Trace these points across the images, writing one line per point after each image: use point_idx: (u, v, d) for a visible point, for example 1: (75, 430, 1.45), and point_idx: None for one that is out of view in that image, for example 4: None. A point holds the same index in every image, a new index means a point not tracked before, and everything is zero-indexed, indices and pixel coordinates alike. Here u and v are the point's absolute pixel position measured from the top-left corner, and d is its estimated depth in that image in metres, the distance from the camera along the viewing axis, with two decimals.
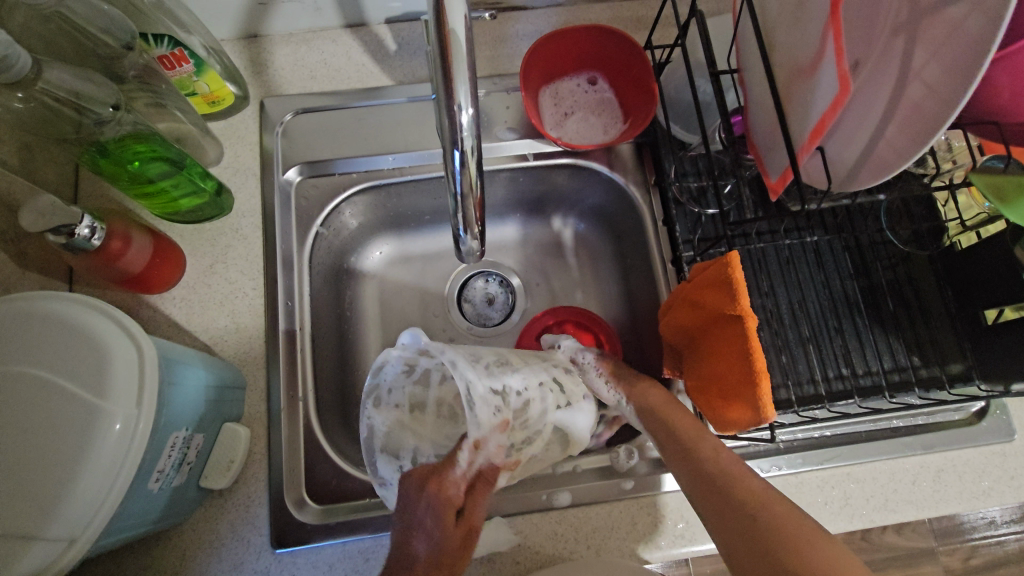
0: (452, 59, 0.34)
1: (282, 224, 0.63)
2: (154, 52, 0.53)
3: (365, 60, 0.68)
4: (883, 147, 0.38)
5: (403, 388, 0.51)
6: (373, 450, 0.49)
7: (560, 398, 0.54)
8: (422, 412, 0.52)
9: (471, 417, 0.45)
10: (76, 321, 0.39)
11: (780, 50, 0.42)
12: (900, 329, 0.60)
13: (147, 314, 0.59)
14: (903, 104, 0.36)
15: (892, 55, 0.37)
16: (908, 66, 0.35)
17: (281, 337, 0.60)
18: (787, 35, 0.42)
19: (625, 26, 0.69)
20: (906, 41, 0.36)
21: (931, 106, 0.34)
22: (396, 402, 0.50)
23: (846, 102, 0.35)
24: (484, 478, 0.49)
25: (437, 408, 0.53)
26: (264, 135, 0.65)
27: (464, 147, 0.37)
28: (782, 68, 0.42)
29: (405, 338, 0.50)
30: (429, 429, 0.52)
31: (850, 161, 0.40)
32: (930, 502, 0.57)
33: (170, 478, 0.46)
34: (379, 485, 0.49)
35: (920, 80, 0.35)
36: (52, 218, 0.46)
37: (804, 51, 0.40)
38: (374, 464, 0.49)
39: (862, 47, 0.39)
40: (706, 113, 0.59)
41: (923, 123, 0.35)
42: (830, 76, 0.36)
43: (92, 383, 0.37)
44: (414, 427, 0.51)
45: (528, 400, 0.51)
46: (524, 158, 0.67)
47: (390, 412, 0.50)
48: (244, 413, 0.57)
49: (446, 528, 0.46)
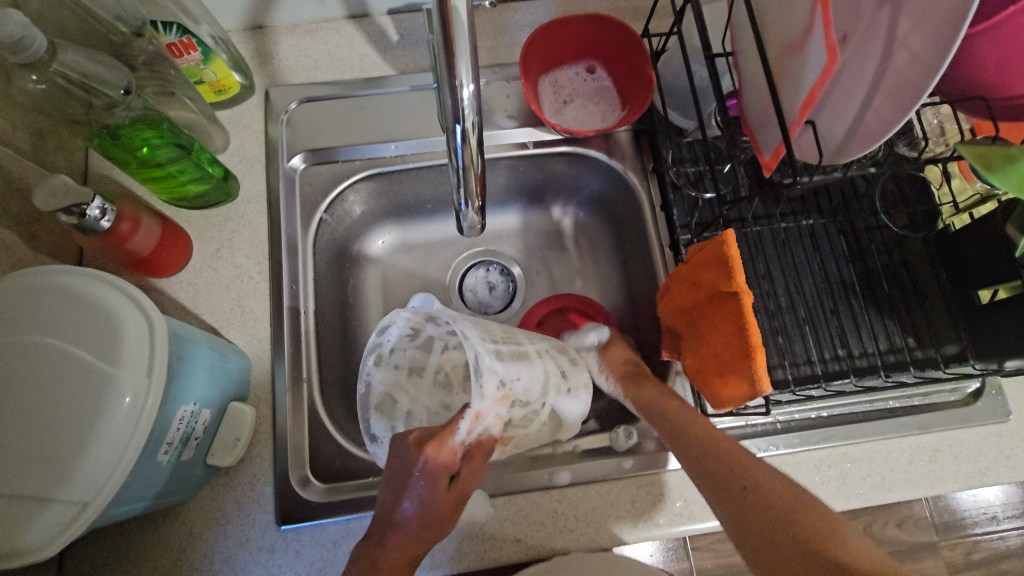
0: (454, 36, 0.35)
1: (288, 211, 0.65)
2: (164, 40, 0.55)
3: (367, 51, 0.69)
4: (871, 118, 0.39)
5: (405, 350, 0.54)
6: (368, 406, 0.51)
7: (562, 384, 0.55)
8: (419, 376, 0.56)
9: (476, 387, 0.45)
10: (89, 294, 0.40)
11: (772, 27, 0.44)
12: (896, 312, 0.61)
13: (154, 296, 0.60)
14: (891, 73, 0.37)
15: (877, 27, 0.38)
16: (894, 36, 0.36)
17: (286, 320, 0.61)
18: (778, 12, 0.43)
19: (623, 16, 0.70)
20: (891, 13, 0.37)
21: (917, 75, 0.35)
22: (396, 363, 0.54)
23: (835, 72, 0.36)
24: (481, 447, 0.49)
25: (433, 375, 0.56)
26: (269, 124, 0.66)
27: (466, 122, 0.38)
28: (775, 45, 0.43)
29: (416, 302, 0.53)
30: (424, 393, 0.56)
31: (840, 135, 0.41)
32: (927, 481, 0.57)
33: (178, 451, 0.47)
34: (369, 443, 0.51)
35: (905, 48, 0.36)
36: (65, 198, 0.47)
37: (795, 27, 0.41)
38: (367, 420, 0.51)
39: (849, 21, 0.40)
40: (702, 98, 0.60)
41: (908, 91, 0.36)
42: (819, 47, 0.37)
43: (105, 353, 0.39)
44: (409, 389, 0.54)
45: (532, 393, 0.51)
46: (524, 145, 0.68)
47: (389, 370, 0.53)
48: (250, 394, 0.59)
49: (437, 493, 0.47)
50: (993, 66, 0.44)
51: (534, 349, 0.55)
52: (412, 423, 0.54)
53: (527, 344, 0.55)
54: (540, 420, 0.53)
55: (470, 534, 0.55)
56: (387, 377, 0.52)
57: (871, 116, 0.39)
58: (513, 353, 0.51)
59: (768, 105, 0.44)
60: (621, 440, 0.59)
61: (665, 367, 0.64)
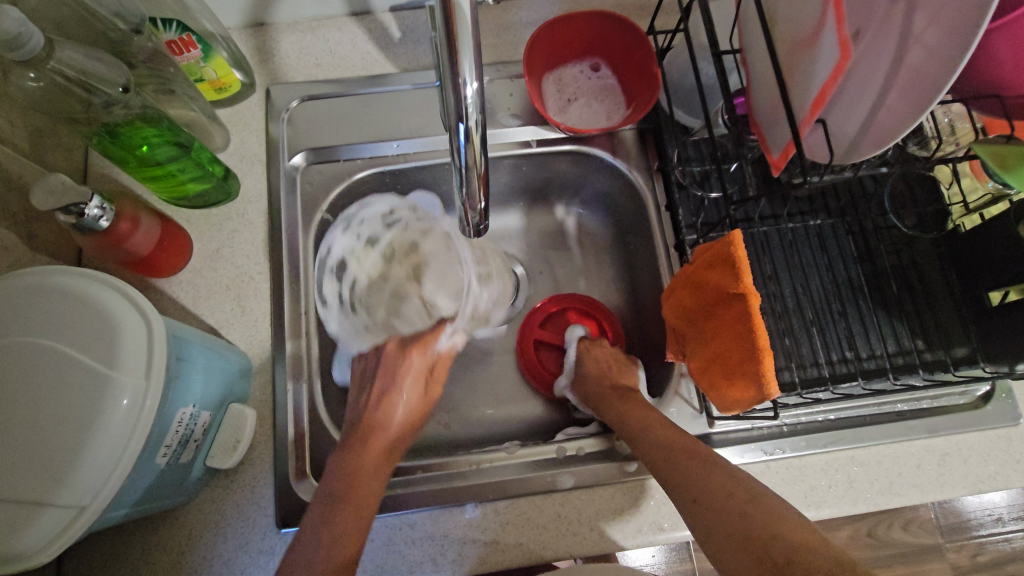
0: (456, 33, 0.34)
1: (288, 210, 0.64)
2: (163, 37, 0.54)
3: (369, 48, 0.69)
4: (884, 116, 0.38)
5: (373, 225, 0.65)
6: (323, 264, 0.63)
7: (498, 298, 0.70)
8: (372, 249, 0.64)
9: (433, 297, 0.64)
10: (87, 294, 0.39)
11: (782, 23, 0.43)
12: (905, 314, 0.60)
13: (154, 296, 0.59)
14: (905, 69, 0.36)
15: (891, 23, 0.37)
16: (909, 32, 0.36)
17: (287, 320, 0.61)
18: (789, 8, 0.42)
19: (628, 13, 0.69)
20: (906, 8, 0.36)
21: (933, 72, 0.34)
22: (359, 233, 0.64)
23: (847, 69, 0.35)
24: (441, 364, 0.63)
25: (385, 250, 0.65)
26: (270, 122, 0.66)
27: (469, 120, 0.37)
28: (785, 41, 0.42)
29: (418, 197, 0.68)
30: (369, 265, 0.64)
31: (851, 133, 0.41)
32: (936, 485, 0.57)
33: (178, 454, 0.47)
34: (320, 305, 0.61)
35: (920, 45, 0.35)
36: (64, 197, 0.46)
37: (807, 23, 0.40)
38: (320, 277, 0.62)
39: (862, 16, 0.40)
40: (710, 96, 0.59)
41: (923, 88, 0.35)
42: (831, 44, 0.36)
43: (103, 355, 0.38)
44: (359, 257, 0.64)
45: (487, 308, 0.69)
46: (527, 144, 0.67)
47: (350, 238, 0.64)
48: (250, 395, 0.58)
49: (412, 394, 0.60)
50: (1009, 64, 0.43)
51: (496, 266, 0.70)
52: (354, 291, 0.63)
53: (494, 265, 0.69)
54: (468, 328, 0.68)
55: (473, 537, 0.55)
56: (346, 244, 0.64)
57: (884, 114, 0.38)
58: (478, 275, 0.67)
59: (777, 102, 0.43)
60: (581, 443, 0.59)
61: (669, 369, 0.63)
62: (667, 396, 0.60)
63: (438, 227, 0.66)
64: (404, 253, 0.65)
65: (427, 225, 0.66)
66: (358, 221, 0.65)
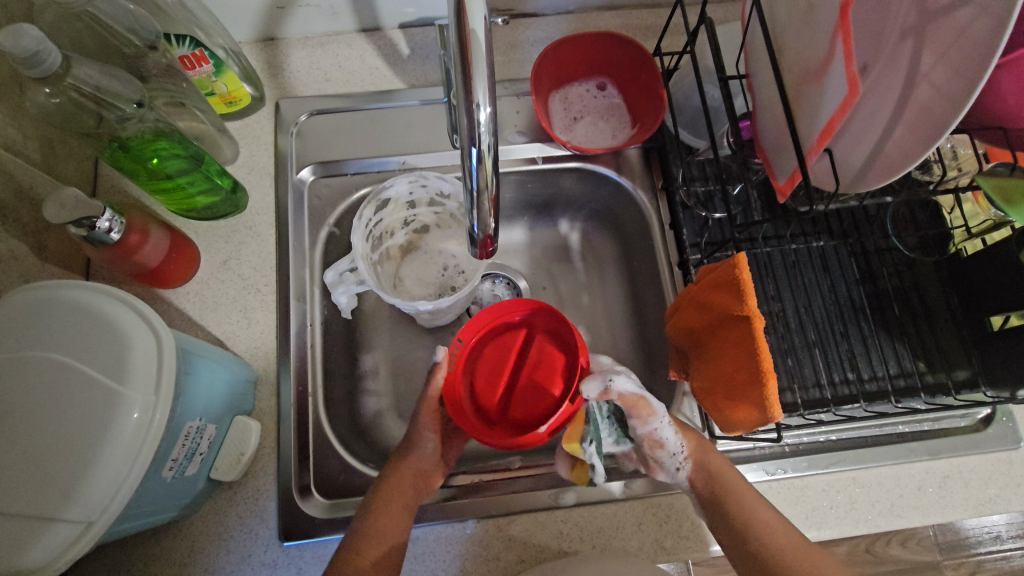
0: (472, 59, 0.35)
1: (295, 222, 0.65)
2: (176, 53, 0.54)
3: (379, 64, 0.69)
4: (891, 149, 0.38)
5: (425, 192, 0.66)
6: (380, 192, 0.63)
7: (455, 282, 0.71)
8: (405, 208, 0.67)
9: (421, 277, 0.72)
10: (97, 308, 0.39)
11: (789, 54, 0.43)
12: (906, 335, 0.60)
13: (161, 307, 0.60)
14: (911, 105, 0.36)
15: (899, 59, 0.37)
16: (916, 68, 0.36)
17: (292, 333, 0.61)
18: (796, 39, 0.42)
19: (635, 33, 0.70)
20: (913, 44, 0.36)
21: (940, 108, 0.35)
22: (410, 192, 0.66)
23: (855, 104, 0.35)
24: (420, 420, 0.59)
25: (411, 214, 0.69)
26: (279, 136, 0.66)
27: (481, 145, 0.37)
28: (792, 71, 0.43)
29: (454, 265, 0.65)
30: (392, 215, 0.67)
31: (856, 164, 0.41)
32: (937, 508, 0.57)
33: (184, 467, 0.47)
34: (358, 219, 0.61)
35: (928, 82, 0.35)
36: (75, 211, 0.47)
37: (814, 55, 0.40)
38: (360, 212, 0.62)
39: (870, 50, 0.40)
40: (715, 119, 0.60)
41: (930, 124, 0.35)
42: (838, 77, 0.37)
43: (113, 370, 0.38)
44: (392, 208, 0.66)
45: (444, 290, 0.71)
46: (534, 161, 0.68)
47: (402, 192, 0.65)
48: (256, 407, 0.58)
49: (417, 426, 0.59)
50: (1012, 98, 0.44)
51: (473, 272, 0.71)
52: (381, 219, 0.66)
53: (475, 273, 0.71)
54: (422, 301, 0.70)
55: (473, 553, 0.55)
56: (400, 192, 0.65)
57: (890, 147, 0.39)
58: (453, 277, 0.71)
59: (784, 128, 0.44)
60: (667, 462, 0.54)
61: (671, 387, 0.64)
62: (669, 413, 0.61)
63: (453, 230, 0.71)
64: (416, 230, 0.71)
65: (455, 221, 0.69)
66: (422, 184, 0.64)
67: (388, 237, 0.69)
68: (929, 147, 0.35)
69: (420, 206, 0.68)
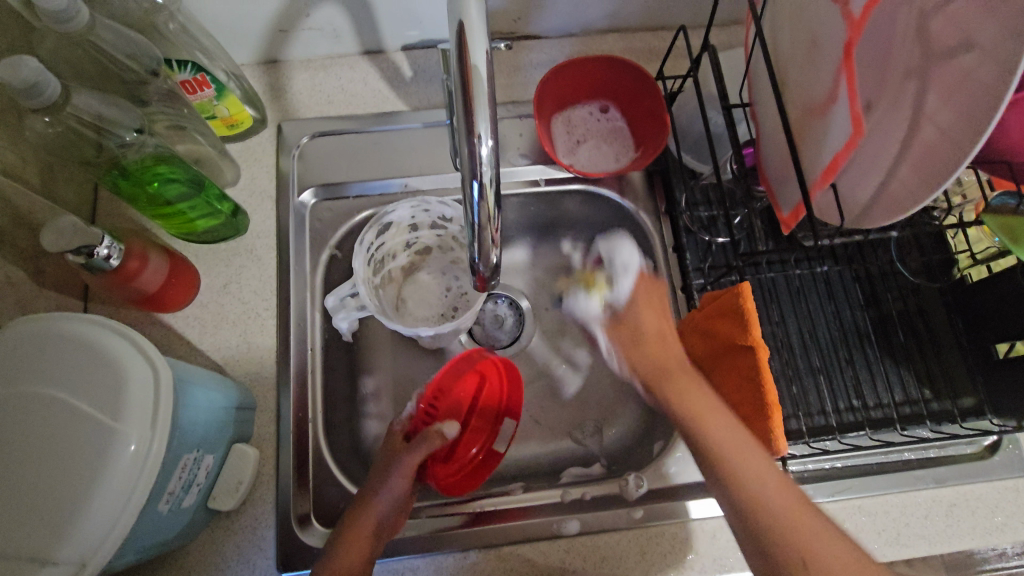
0: (474, 94, 0.35)
1: (297, 244, 0.64)
2: (177, 78, 0.54)
3: (381, 87, 0.69)
4: (896, 186, 0.38)
5: (426, 216, 0.66)
6: (384, 216, 0.63)
7: (459, 304, 0.71)
8: (407, 231, 0.67)
9: (424, 300, 0.71)
10: (95, 342, 0.39)
11: (791, 89, 0.44)
12: (911, 361, 0.60)
13: (159, 332, 0.59)
14: (916, 145, 0.36)
15: (904, 98, 0.37)
16: (921, 109, 0.36)
17: (293, 358, 0.61)
18: (800, 73, 0.42)
19: (636, 57, 0.71)
20: (917, 86, 0.36)
21: (946, 150, 0.34)
22: (412, 217, 0.66)
23: (859, 144, 0.35)
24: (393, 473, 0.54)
25: (414, 237, 0.69)
26: (281, 157, 0.66)
27: (483, 178, 0.37)
28: (795, 104, 0.43)
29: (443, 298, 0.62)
30: (395, 239, 0.67)
31: (861, 201, 0.41)
32: (943, 538, 0.56)
33: (180, 499, 0.46)
34: (358, 244, 0.61)
35: (933, 122, 0.35)
36: (74, 238, 0.47)
37: (816, 93, 0.40)
38: (362, 237, 0.62)
39: (874, 88, 0.40)
40: (718, 144, 0.60)
41: (937, 164, 0.35)
42: (843, 115, 0.37)
43: (109, 406, 0.38)
44: (393, 232, 0.66)
45: (447, 313, 0.70)
46: (536, 183, 0.69)
47: (405, 216, 0.65)
48: (254, 433, 0.58)
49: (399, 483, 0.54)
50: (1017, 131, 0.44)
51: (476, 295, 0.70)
52: (386, 243, 0.66)
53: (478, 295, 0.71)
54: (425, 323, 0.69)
55: None
56: (403, 217, 0.65)
57: (895, 185, 0.38)
58: (457, 299, 0.71)
59: (787, 161, 0.44)
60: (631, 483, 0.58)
61: None
62: (672, 440, 0.61)
63: (455, 252, 0.70)
64: (418, 252, 0.71)
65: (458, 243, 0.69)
66: (425, 209, 0.64)
67: (390, 259, 0.69)
68: (937, 186, 0.35)
69: (422, 229, 0.68)
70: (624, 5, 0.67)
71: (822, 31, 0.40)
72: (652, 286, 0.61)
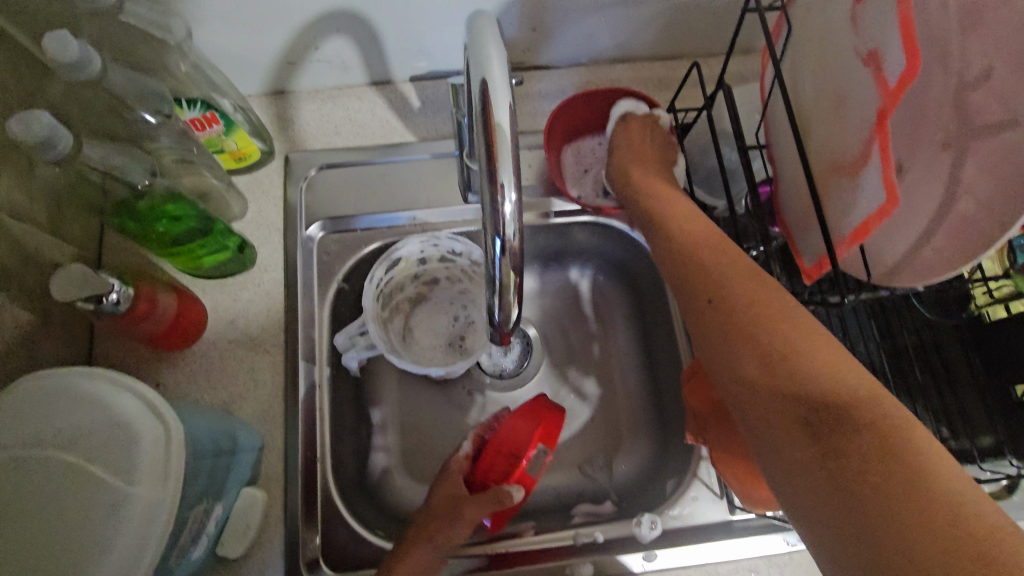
0: (497, 152, 0.34)
1: (304, 276, 0.63)
2: (185, 116, 0.53)
3: (389, 117, 0.69)
4: (930, 252, 0.37)
5: (434, 249, 0.65)
6: (395, 252, 0.63)
7: (466, 333, 0.70)
8: (415, 264, 0.66)
9: (432, 329, 0.70)
10: (107, 402, 0.39)
11: (816, 140, 0.43)
12: (927, 398, 0.59)
13: (166, 370, 0.59)
14: (952, 215, 0.36)
15: (939, 166, 0.37)
16: (958, 179, 0.35)
17: (300, 396, 0.59)
18: (825, 127, 0.42)
19: (646, 86, 0.70)
20: (954, 155, 0.36)
21: (984, 222, 0.34)
22: (422, 252, 0.65)
23: (893, 213, 0.35)
24: (451, 515, 0.54)
25: (422, 268, 0.68)
26: (289, 189, 0.66)
27: (506, 235, 0.36)
28: (820, 159, 0.43)
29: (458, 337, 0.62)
30: (402, 272, 0.66)
31: (891, 261, 0.40)
32: None
33: (188, 552, 0.45)
34: (368, 281, 0.61)
35: (972, 195, 0.34)
36: (82, 289, 0.46)
37: (846, 151, 0.40)
38: (372, 274, 0.61)
39: (906, 150, 0.39)
40: (732, 180, 0.59)
41: (974, 238, 0.34)
42: (874, 178, 0.36)
43: (119, 468, 0.37)
44: (400, 266, 0.65)
45: (453, 342, 0.69)
46: (545, 215, 0.68)
47: (414, 250, 0.64)
48: (262, 474, 0.57)
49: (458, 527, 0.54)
50: None
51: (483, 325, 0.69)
52: (394, 274, 0.65)
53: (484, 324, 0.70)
54: (432, 354, 0.68)
55: None
56: (411, 250, 0.64)
57: (927, 252, 0.38)
58: (465, 327, 0.70)
59: (808, 209, 0.44)
60: (643, 526, 0.57)
61: (686, 450, 0.62)
62: (686, 478, 0.60)
63: (464, 283, 0.70)
64: (426, 282, 0.70)
65: (466, 273, 0.68)
66: (434, 244, 0.64)
67: (397, 291, 0.68)
68: (973, 258, 0.34)
69: (430, 262, 0.67)
70: (634, 36, 0.66)
71: (852, 89, 0.39)
72: (643, 135, 0.59)
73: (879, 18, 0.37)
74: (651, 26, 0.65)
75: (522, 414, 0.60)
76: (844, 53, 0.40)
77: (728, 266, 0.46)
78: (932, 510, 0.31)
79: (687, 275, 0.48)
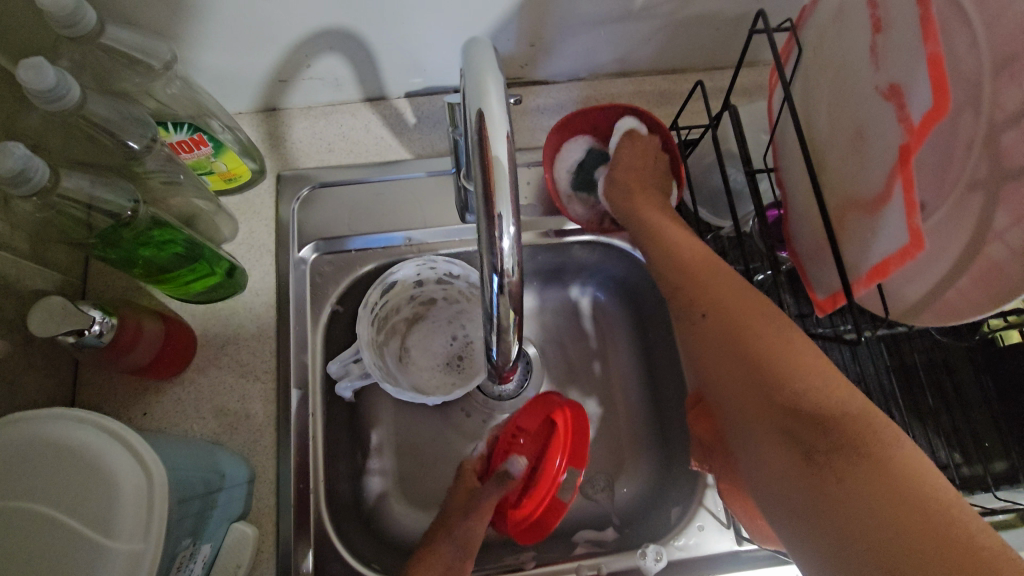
0: (495, 185, 0.33)
1: (295, 299, 0.61)
2: (172, 138, 0.52)
3: (384, 134, 0.67)
4: (953, 295, 0.38)
5: (432, 272, 0.63)
6: (391, 276, 0.61)
7: (462, 353, 0.68)
8: (411, 285, 0.65)
9: (428, 348, 0.68)
10: (87, 449, 0.37)
11: (833, 175, 0.43)
12: (938, 421, 0.57)
13: (152, 400, 0.57)
14: (980, 259, 0.36)
15: (969, 207, 0.36)
16: (988, 225, 0.35)
17: (292, 425, 0.57)
18: (843, 162, 0.42)
19: (647, 101, 0.68)
20: (984, 198, 0.35)
21: (1014, 272, 0.34)
22: (418, 275, 0.64)
23: (916, 254, 0.34)
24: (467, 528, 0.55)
25: (418, 289, 0.66)
26: (281, 207, 0.64)
27: (505, 271, 0.34)
28: (837, 194, 0.42)
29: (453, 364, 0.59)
30: (398, 293, 0.64)
31: (913, 300, 0.41)
32: None
33: None
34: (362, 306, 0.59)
35: (1002, 241, 0.34)
36: (63, 322, 0.44)
37: (864, 189, 0.39)
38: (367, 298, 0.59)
39: (929, 190, 0.39)
40: (738, 200, 0.57)
41: (1001, 284, 0.34)
42: (896, 219, 0.36)
43: (101, 520, 0.35)
44: (396, 289, 0.64)
45: (449, 362, 0.67)
46: (546, 234, 0.66)
47: (410, 273, 0.62)
48: (252, 508, 0.55)
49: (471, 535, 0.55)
50: None
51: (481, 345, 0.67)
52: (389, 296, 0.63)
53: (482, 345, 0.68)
54: (428, 375, 0.66)
55: None
56: (408, 274, 0.62)
57: (950, 293, 0.38)
58: (461, 347, 0.68)
59: (824, 244, 0.43)
60: (648, 558, 0.55)
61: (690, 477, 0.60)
62: (691, 507, 0.58)
63: (461, 303, 0.68)
64: (422, 303, 0.68)
65: (463, 293, 0.66)
66: (430, 267, 0.62)
67: (393, 313, 0.66)
68: (1001, 303, 0.35)
69: (427, 284, 0.66)
70: (635, 50, 0.64)
71: (872, 125, 0.39)
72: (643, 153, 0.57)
73: (901, 57, 0.36)
74: (652, 41, 0.63)
75: (529, 408, 0.61)
76: (865, 89, 0.40)
77: (725, 282, 0.45)
78: (934, 529, 0.31)
79: (684, 288, 0.46)
